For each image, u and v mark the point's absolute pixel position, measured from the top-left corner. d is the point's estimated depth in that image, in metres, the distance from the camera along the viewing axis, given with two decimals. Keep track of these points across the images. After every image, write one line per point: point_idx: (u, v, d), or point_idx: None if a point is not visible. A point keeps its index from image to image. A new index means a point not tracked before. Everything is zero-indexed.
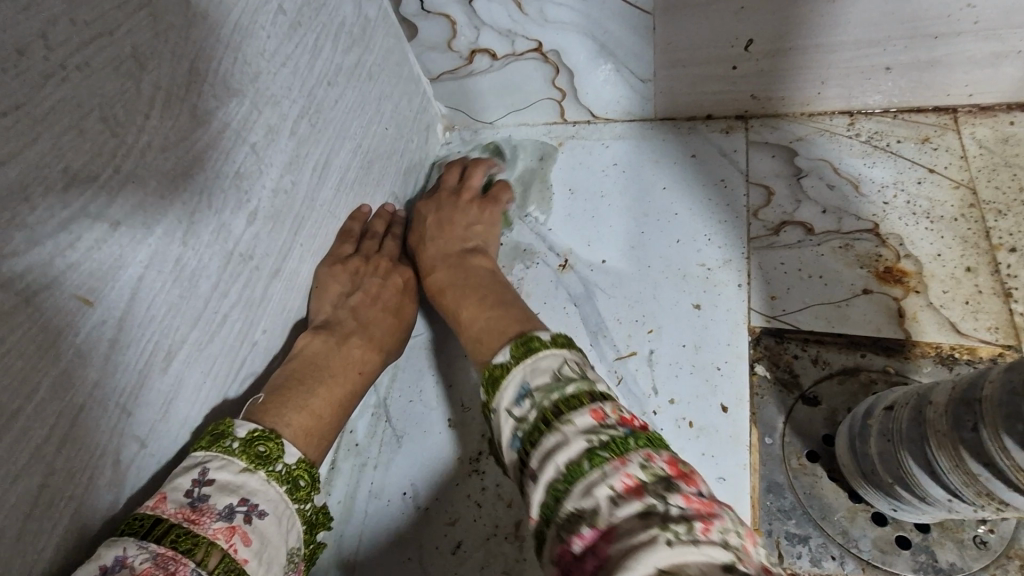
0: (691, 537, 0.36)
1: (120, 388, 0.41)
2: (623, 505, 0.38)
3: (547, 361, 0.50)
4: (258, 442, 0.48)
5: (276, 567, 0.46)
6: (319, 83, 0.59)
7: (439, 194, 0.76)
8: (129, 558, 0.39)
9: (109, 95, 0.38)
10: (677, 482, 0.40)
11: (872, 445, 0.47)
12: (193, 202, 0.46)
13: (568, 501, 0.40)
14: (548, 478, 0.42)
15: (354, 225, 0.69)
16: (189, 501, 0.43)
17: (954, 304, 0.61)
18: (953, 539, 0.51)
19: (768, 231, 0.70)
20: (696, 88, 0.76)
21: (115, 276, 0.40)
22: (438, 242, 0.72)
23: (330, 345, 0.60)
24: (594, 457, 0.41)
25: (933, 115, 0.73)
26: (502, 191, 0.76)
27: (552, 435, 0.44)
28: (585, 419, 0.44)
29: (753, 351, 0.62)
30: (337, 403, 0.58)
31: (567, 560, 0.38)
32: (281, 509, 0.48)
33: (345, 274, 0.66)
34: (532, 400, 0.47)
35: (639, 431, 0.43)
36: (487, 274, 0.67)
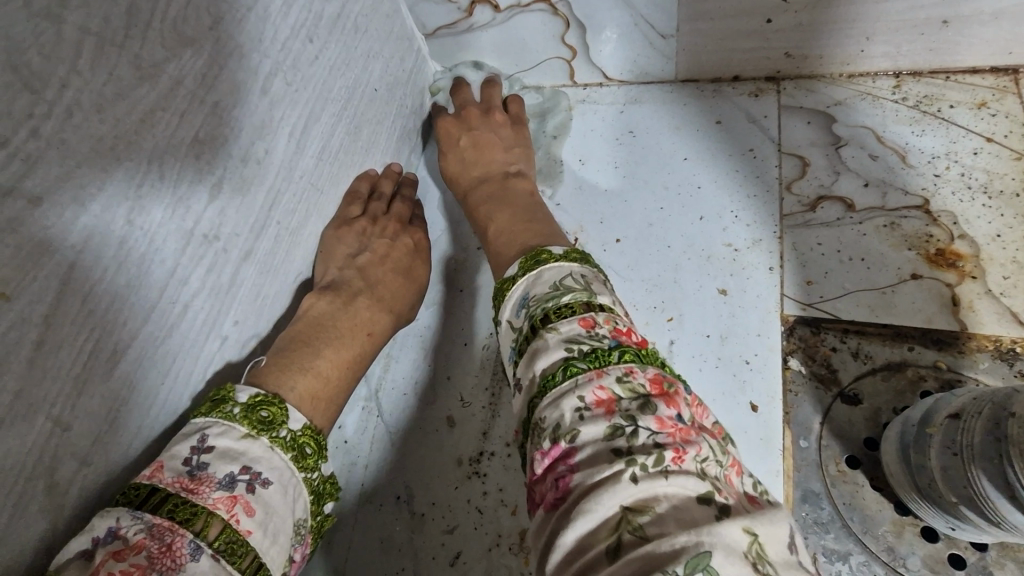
0: (660, 468, 0.31)
1: (53, 396, 0.35)
2: (590, 424, 0.33)
3: (551, 273, 0.43)
4: (260, 407, 0.44)
5: (283, 539, 0.41)
6: (295, 34, 0.51)
7: (466, 113, 0.70)
8: (122, 529, 0.36)
9: (18, 38, 0.30)
10: (657, 402, 0.34)
11: (932, 457, 0.41)
12: (141, 172, 0.38)
13: (536, 415, 0.36)
14: (527, 388, 0.38)
15: (361, 187, 0.64)
16: (187, 469, 0.39)
17: (1017, 291, 0.54)
18: (1015, 560, 0.45)
19: (803, 207, 0.62)
20: (725, 44, 0.67)
21: (39, 265, 0.33)
22: (474, 167, 0.67)
23: (335, 305, 0.56)
24: (569, 368, 0.36)
25: (990, 76, 0.65)
26: (514, 105, 0.71)
27: (536, 343, 0.38)
28: (572, 327, 0.38)
29: (786, 343, 0.56)
30: (346, 365, 0.54)
31: (531, 475, 0.35)
32: (287, 478, 0.43)
33: (351, 235, 0.61)
34: (527, 311, 0.41)
35: (628, 343, 0.37)
36: (528, 197, 0.63)
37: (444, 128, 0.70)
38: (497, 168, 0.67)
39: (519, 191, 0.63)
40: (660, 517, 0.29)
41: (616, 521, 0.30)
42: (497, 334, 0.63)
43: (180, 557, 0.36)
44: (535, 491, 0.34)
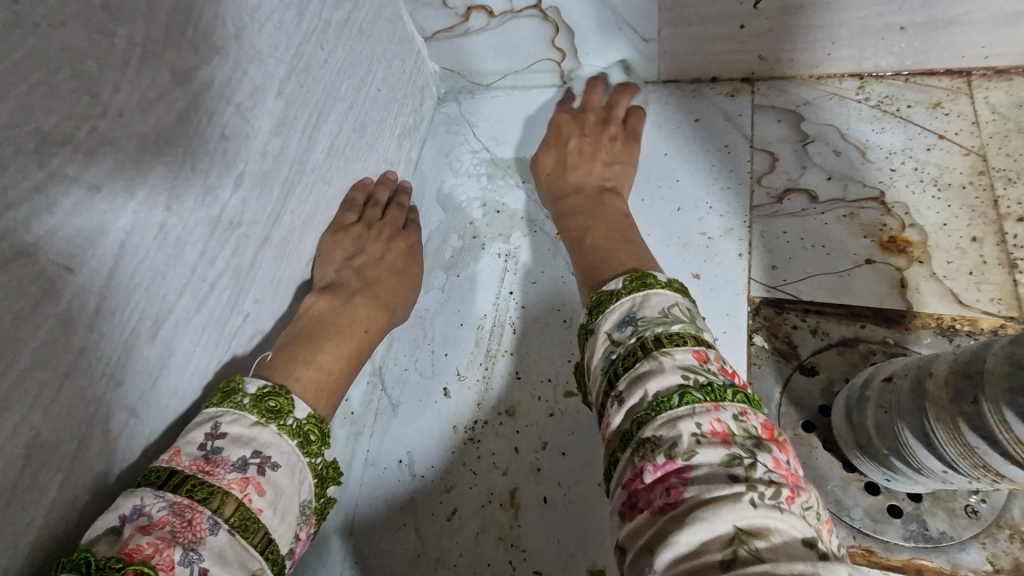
0: (776, 502, 0.34)
1: (107, 356, 0.40)
2: (708, 448, 0.36)
3: (659, 298, 0.47)
4: (268, 398, 0.49)
5: (290, 518, 0.46)
6: (307, 40, 0.57)
7: (585, 117, 0.75)
8: (147, 506, 0.40)
9: (80, 49, 0.36)
10: (770, 444, 0.37)
11: (869, 416, 0.47)
12: (176, 164, 0.44)
13: (648, 430, 0.39)
14: (633, 404, 0.41)
15: (357, 196, 0.69)
16: (203, 453, 0.44)
17: (958, 275, 0.60)
18: (945, 509, 0.50)
19: (771, 199, 0.68)
20: (702, 47, 0.73)
21: (95, 243, 0.38)
22: (580, 170, 0.71)
23: (335, 304, 0.61)
24: (685, 395, 0.39)
25: (946, 78, 0.70)
26: (635, 120, 0.75)
27: (648, 362, 0.42)
28: (686, 357, 0.41)
29: (752, 321, 0.62)
30: (346, 359, 0.59)
31: (635, 483, 0.38)
32: (294, 461, 0.47)
33: (348, 241, 0.66)
34: (635, 328, 0.45)
35: (740, 386, 0.40)
36: (618, 211, 0.66)
37: (559, 123, 0.75)
38: (593, 176, 0.70)
39: (611, 206, 0.67)
40: (774, 546, 0.32)
41: (730, 538, 0.32)
42: (491, 315, 0.69)
43: (200, 531, 0.40)
44: (639, 498, 0.37)
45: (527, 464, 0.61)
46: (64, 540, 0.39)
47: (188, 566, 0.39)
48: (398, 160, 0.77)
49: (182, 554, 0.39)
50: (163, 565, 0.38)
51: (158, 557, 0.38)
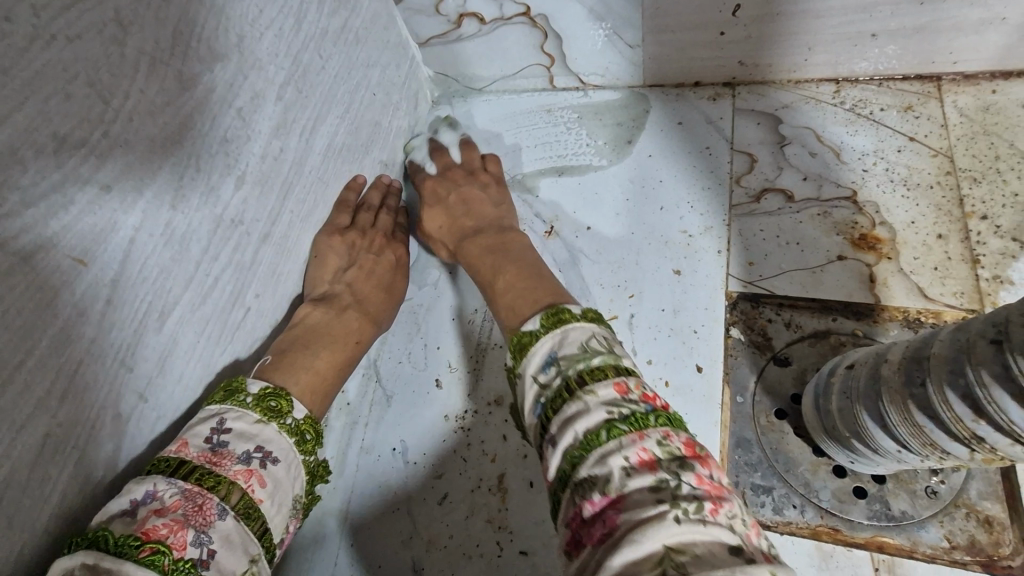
0: (700, 516, 0.34)
1: (117, 344, 0.43)
2: (637, 479, 0.37)
3: (575, 333, 0.48)
4: (270, 398, 0.50)
5: (284, 509, 0.47)
6: (305, 47, 0.60)
7: (450, 174, 0.77)
8: (159, 492, 0.41)
9: (95, 59, 0.39)
10: (694, 462, 0.38)
11: (833, 402, 0.50)
12: (181, 165, 0.47)
13: (582, 471, 0.39)
14: (566, 445, 0.41)
15: (349, 195, 0.71)
16: (210, 445, 0.45)
17: (924, 270, 0.63)
18: (906, 490, 0.53)
19: (749, 199, 0.71)
20: (685, 54, 0.76)
21: (107, 239, 0.41)
22: (463, 219, 0.72)
23: (329, 315, 0.63)
24: (611, 429, 0.40)
25: (917, 83, 0.73)
26: (493, 165, 0.77)
27: (574, 403, 0.42)
28: (608, 391, 0.42)
29: (729, 315, 0.65)
30: (339, 366, 0.60)
31: (576, 521, 0.38)
32: (291, 457, 0.49)
33: (342, 245, 0.68)
34: (557, 368, 0.45)
35: (662, 409, 0.42)
36: (525, 247, 0.66)
37: (428, 187, 0.76)
38: (491, 220, 0.71)
39: (516, 244, 0.67)
40: (700, 557, 0.32)
41: (661, 557, 0.32)
42: (481, 311, 0.72)
43: (209, 516, 0.41)
44: (581, 535, 0.37)
45: (514, 452, 0.63)
46: (77, 513, 0.42)
47: (199, 548, 0.40)
48: (393, 160, 0.80)
49: (194, 536, 0.40)
50: (175, 545, 0.38)
51: (172, 537, 0.39)
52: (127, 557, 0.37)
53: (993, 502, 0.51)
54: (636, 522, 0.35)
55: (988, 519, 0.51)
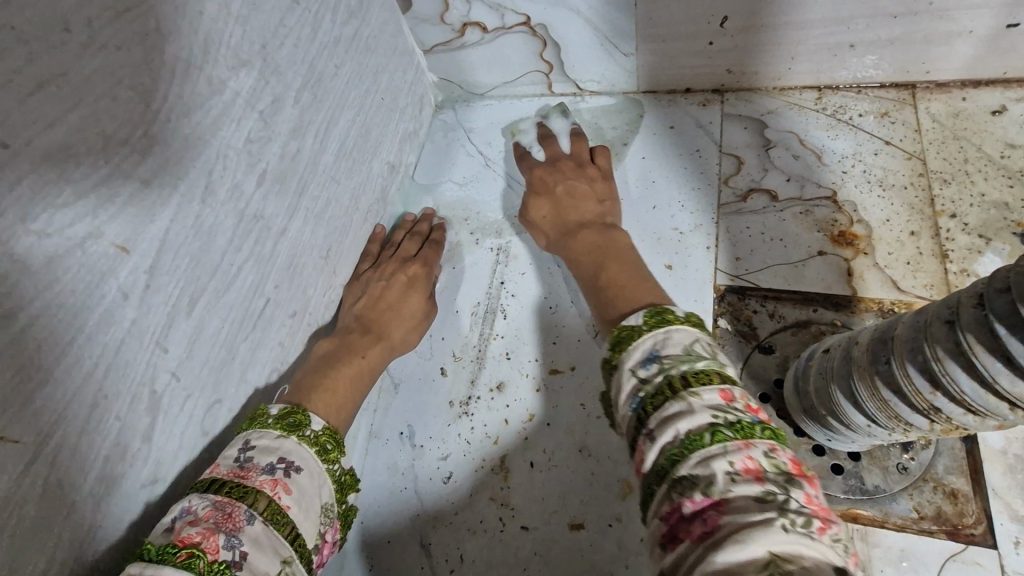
0: (807, 530, 0.33)
1: (153, 326, 0.46)
2: (742, 487, 0.36)
3: (680, 334, 0.45)
4: (288, 415, 0.53)
5: (313, 516, 0.49)
6: (319, 55, 0.64)
7: (561, 165, 0.76)
8: (193, 506, 0.44)
9: (138, 65, 0.43)
10: (801, 480, 0.37)
11: (811, 382, 0.54)
12: (209, 163, 0.50)
13: (682, 468, 0.38)
14: (665, 441, 0.39)
15: (372, 247, 0.77)
16: (238, 463, 0.48)
17: (897, 264, 0.67)
18: (879, 466, 0.57)
19: (737, 198, 0.75)
20: (677, 62, 0.80)
21: (145, 229, 0.45)
22: (570, 212, 0.72)
23: (336, 343, 0.66)
24: (716, 433, 0.38)
25: (893, 90, 0.78)
26: (602, 158, 0.78)
27: (676, 403, 0.40)
28: (713, 396, 0.40)
29: (717, 307, 0.69)
30: (350, 379, 0.63)
31: (673, 516, 0.37)
32: (313, 466, 0.51)
33: (358, 286, 0.73)
34: (660, 365, 0.43)
35: (768, 422, 0.40)
36: (628, 246, 0.65)
37: (539, 175, 0.76)
38: (594, 216, 0.71)
39: (620, 244, 0.66)
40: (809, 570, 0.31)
41: (768, 563, 0.31)
42: (482, 303, 0.76)
43: (238, 521, 0.43)
44: (676, 529, 0.36)
45: (516, 434, 0.67)
46: (116, 482, 0.45)
47: (231, 550, 0.42)
48: (400, 161, 0.84)
49: (225, 540, 0.42)
50: (209, 548, 0.41)
51: (205, 541, 0.41)
52: (166, 562, 0.39)
53: (958, 476, 0.55)
54: (742, 525, 0.33)
55: (954, 492, 0.55)
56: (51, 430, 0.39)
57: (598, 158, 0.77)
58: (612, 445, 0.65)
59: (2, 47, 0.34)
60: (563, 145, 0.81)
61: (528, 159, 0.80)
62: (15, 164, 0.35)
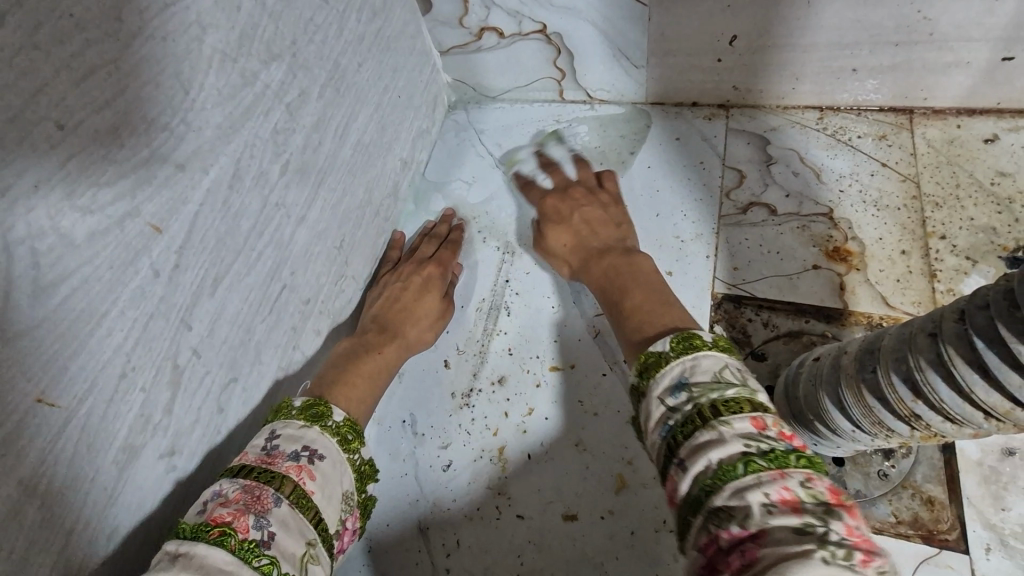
0: (848, 563, 0.33)
1: (179, 304, 0.49)
2: (780, 519, 0.35)
3: (709, 360, 0.45)
4: (311, 407, 0.54)
5: (335, 502, 0.49)
6: (344, 52, 0.66)
7: (572, 192, 0.79)
8: (224, 489, 0.45)
9: (180, 55, 0.45)
10: (841, 510, 0.36)
11: (801, 388, 0.57)
12: (239, 151, 0.53)
13: (716, 500, 0.38)
14: (698, 472, 0.40)
15: (393, 253, 0.81)
16: (265, 450, 0.49)
17: (887, 281, 0.70)
18: (862, 472, 0.60)
19: (737, 210, 0.78)
20: (686, 76, 0.83)
21: (178, 211, 0.47)
22: (588, 238, 0.74)
23: (354, 340, 0.68)
24: (750, 463, 0.38)
25: (892, 114, 0.81)
26: (610, 182, 0.81)
27: (706, 432, 0.41)
28: (744, 424, 0.40)
29: (714, 313, 0.72)
30: (367, 374, 0.65)
31: (711, 549, 0.37)
32: (335, 455, 0.51)
33: (377, 288, 0.76)
34: (690, 394, 0.43)
35: (803, 450, 0.39)
36: (652, 268, 0.66)
37: (551, 205, 0.79)
38: (613, 241, 0.73)
39: (642, 267, 0.67)
40: None
41: None
42: (487, 299, 0.79)
43: (266, 503, 0.44)
44: (716, 563, 0.36)
45: (515, 427, 0.70)
46: (138, 452, 0.47)
47: (260, 530, 0.43)
48: (413, 158, 0.87)
49: (254, 520, 0.43)
50: (239, 528, 0.42)
51: (235, 521, 0.42)
52: (200, 539, 0.41)
53: (935, 485, 0.58)
54: (780, 559, 0.33)
55: (930, 499, 0.58)
56: (83, 396, 0.41)
57: (607, 183, 0.80)
58: (607, 441, 0.67)
59: (61, 33, 0.36)
60: (569, 172, 0.84)
61: (535, 188, 0.83)
62: (66, 143, 0.37)
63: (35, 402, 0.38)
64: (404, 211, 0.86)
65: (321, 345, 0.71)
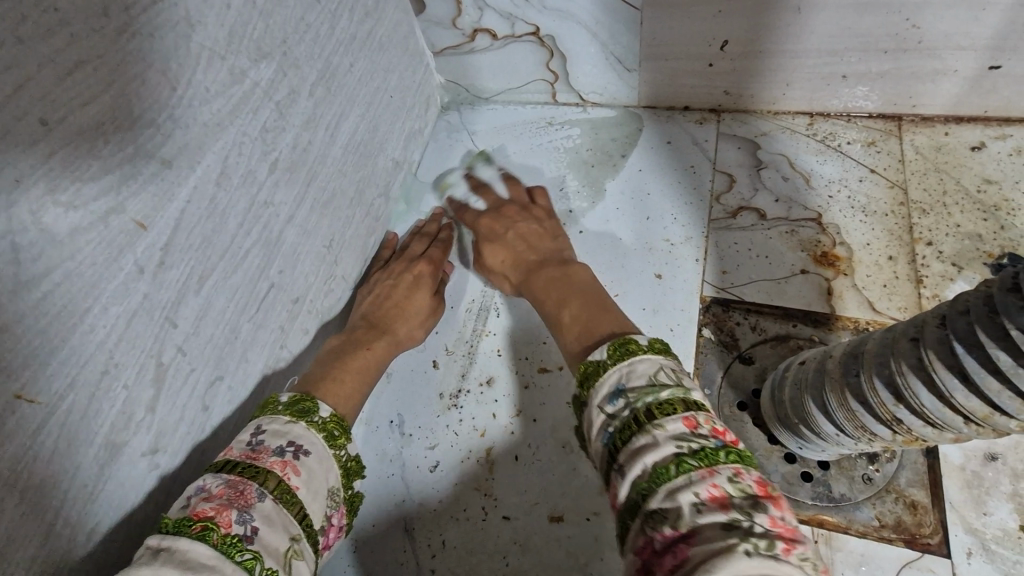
0: (772, 552, 0.34)
1: (164, 301, 0.48)
2: (708, 516, 0.36)
3: (643, 365, 0.46)
4: (297, 402, 0.54)
5: (321, 498, 0.49)
6: (335, 51, 0.66)
7: (505, 210, 0.78)
8: (207, 484, 0.45)
9: (167, 51, 0.45)
10: (766, 503, 0.37)
11: (786, 392, 0.57)
12: (226, 148, 0.53)
13: (652, 503, 0.38)
14: (634, 476, 0.40)
15: (383, 254, 0.81)
16: (250, 446, 0.49)
17: (874, 286, 0.71)
18: (846, 476, 0.61)
19: (726, 214, 0.79)
20: (677, 80, 0.84)
21: (164, 207, 0.47)
22: (525, 254, 0.73)
23: (342, 339, 0.68)
24: (681, 464, 0.39)
25: (881, 121, 0.82)
26: (541, 199, 0.80)
27: (642, 436, 0.41)
28: (676, 425, 0.41)
29: (702, 316, 0.72)
30: (356, 371, 0.64)
31: (646, 551, 0.37)
32: (322, 450, 0.51)
33: (366, 287, 0.76)
34: (625, 400, 0.44)
35: (732, 446, 0.40)
36: (588, 280, 0.65)
37: (485, 224, 0.77)
38: (551, 252, 0.72)
39: (580, 275, 0.66)
40: None
41: None
42: (478, 300, 0.79)
43: (250, 499, 0.44)
44: (650, 566, 0.37)
45: (503, 429, 0.69)
46: (119, 449, 0.47)
47: (243, 525, 0.42)
48: (404, 158, 0.87)
49: (238, 515, 0.43)
50: (222, 522, 0.42)
51: (218, 516, 0.42)
52: (182, 534, 0.40)
53: (918, 489, 0.59)
54: (707, 556, 0.34)
55: (914, 503, 0.58)
56: (64, 392, 0.41)
57: (540, 198, 0.79)
58: None
59: (45, 27, 0.36)
60: (501, 192, 0.83)
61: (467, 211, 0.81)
62: (49, 138, 0.37)
63: (15, 398, 0.37)
64: (395, 211, 0.86)
65: (309, 344, 0.71)
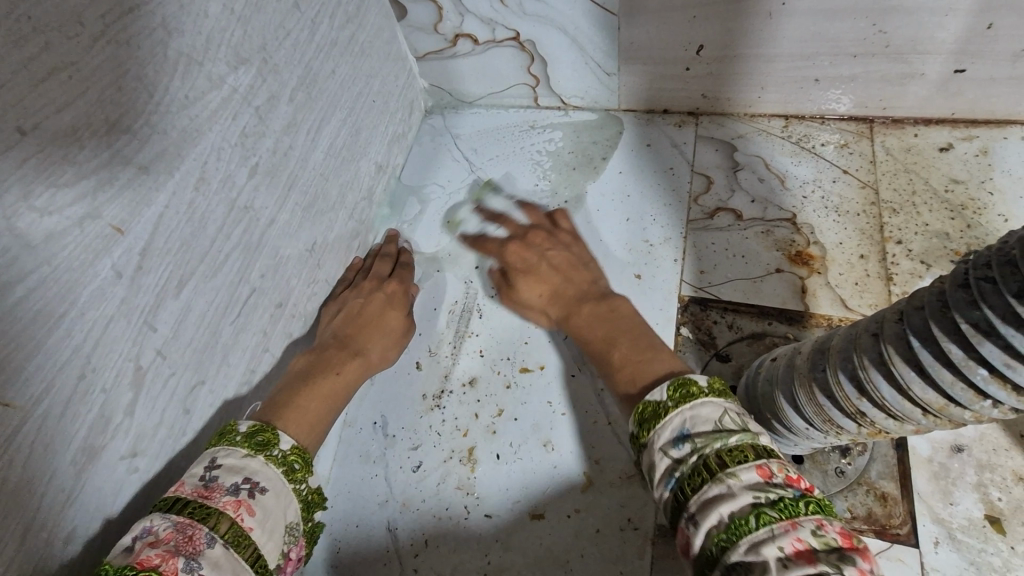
0: None
1: (142, 305, 0.49)
2: (795, 572, 0.36)
3: (707, 409, 0.45)
4: (257, 433, 0.53)
5: (277, 536, 0.49)
6: (316, 56, 0.67)
7: (532, 237, 0.77)
8: (154, 527, 0.45)
9: (143, 57, 0.45)
10: (853, 556, 0.37)
11: (759, 387, 0.59)
12: (204, 154, 0.53)
13: (734, 556, 0.38)
14: (710, 526, 0.40)
15: (349, 275, 0.79)
16: (203, 483, 0.48)
17: (846, 284, 0.72)
18: (820, 470, 0.62)
19: (704, 215, 0.80)
20: (656, 84, 0.85)
21: (141, 212, 0.47)
22: (560, 285, 0.72)
23: (313, 358, 0.67)
24: (761, 515, 0.39)
25: (853, 123, 0.84)
26: (563, 220, 0.79)
27: (716, 485, 0.41)
28: (751, 475, 0.41)
29: (680, 315, 0.73)
30: (325, 397, 0.63)
31: None
32: (280, 486, 0.51)
33: (333, 306, 0.74)
34: (693, 445, 0.44)
35: (811, 494, 0.40)
36: (630, 312, 0.65)
37: (514, 254, 0.76)
38: (587, 283, 0.71)
39: (623, 310, 0.66)
40: None
41: None
42: (460, 301, 0.79)
43: (198, 545, 0.44)
44: None
45: (484, 429, 0.70)
46: (97, 453, 0.47)
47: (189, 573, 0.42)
48: (387, 162, 0.88)
49: (184, 563, 0.43)
50: (167, 571, 0.42)
51: (163, 564, 0.42)
52: None
53: (889, 481, 0.60)
54: None
55: (884, 495, 0.60)
56: (42, 395, 0.41)
57: (561, 221, 0.79)
58: (576, 440, 0.68)
59: (19, 35, 0.36)
60: (518, 219, 0.83)
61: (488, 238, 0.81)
62: (23, 144, 0.37)
63: None
64: (379, 215, 0.87)
65: (292, 346, 0.71)
